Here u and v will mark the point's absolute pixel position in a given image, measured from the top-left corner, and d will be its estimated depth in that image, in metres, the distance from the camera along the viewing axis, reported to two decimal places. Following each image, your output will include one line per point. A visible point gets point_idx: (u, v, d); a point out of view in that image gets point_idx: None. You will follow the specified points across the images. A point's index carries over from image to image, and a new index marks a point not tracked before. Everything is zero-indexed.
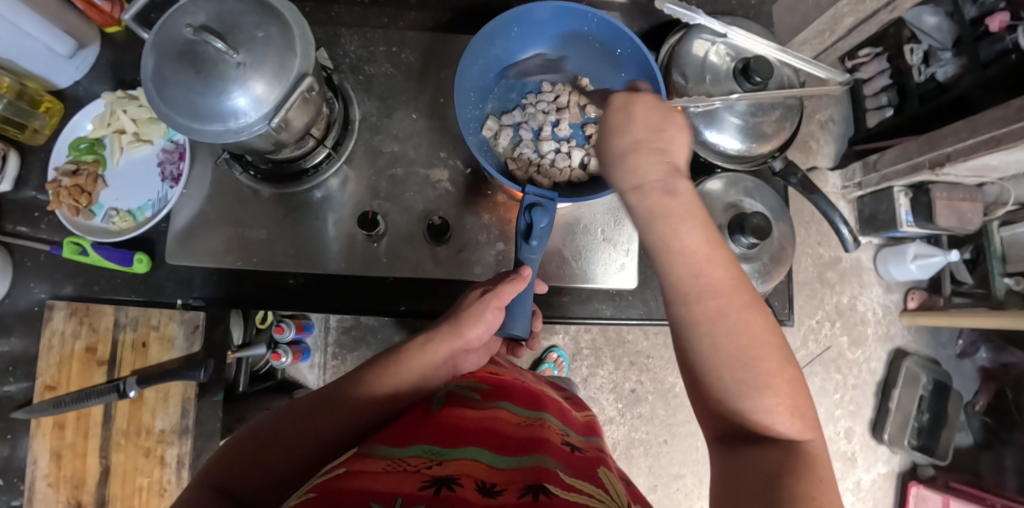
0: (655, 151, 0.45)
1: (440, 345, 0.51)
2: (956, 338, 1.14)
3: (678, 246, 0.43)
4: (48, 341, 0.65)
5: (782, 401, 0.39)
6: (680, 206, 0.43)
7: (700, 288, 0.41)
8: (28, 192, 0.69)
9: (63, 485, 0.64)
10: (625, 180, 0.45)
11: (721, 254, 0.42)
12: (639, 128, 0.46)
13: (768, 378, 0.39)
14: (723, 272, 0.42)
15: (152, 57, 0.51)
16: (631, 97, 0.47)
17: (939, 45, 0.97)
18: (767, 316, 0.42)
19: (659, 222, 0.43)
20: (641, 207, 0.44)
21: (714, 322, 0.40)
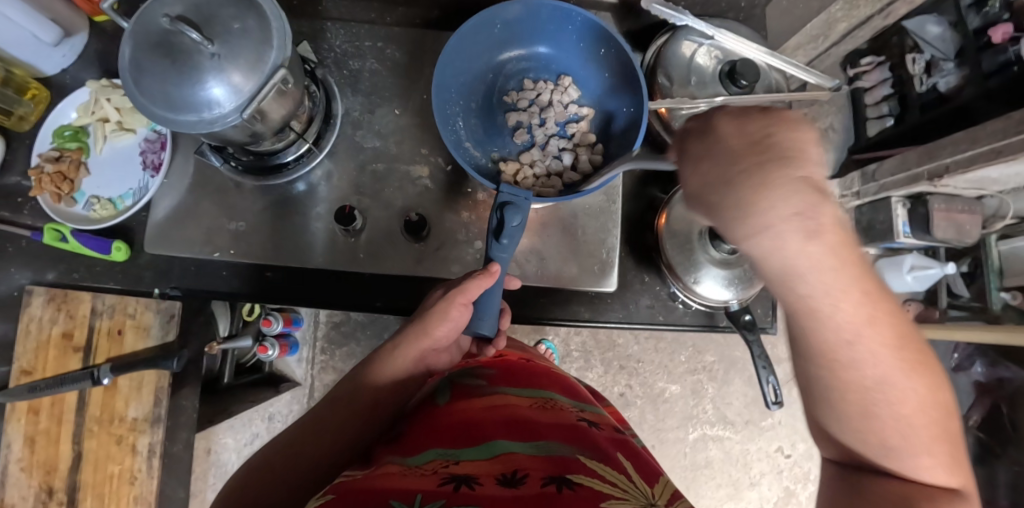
0: (781, 162, 0.29)
1: (410, 349, 0.54)
2: (951, 352, 1.12)
3: (802, 292, 0.30)
4: (25, 327, 0.66)
5: (935, 451, 0.31)
6: (821, 241, 0.28)
7: (836, 339, 0.29)
8: (12, 178, 0.69)
9: (36, 470, 0.64)
10: (733, 213, 0.30)
11: (867, 288, 0.29)
12: (733, 138, 0.32)
13: (918, 431, 0.31)
14: (876, 314, 0.29)
15: (127, 43, 0.50)
16: (709, 116, 0.33)
17: (943, 54, 0.94)
18: (922, 346, 0.31)
19: (789, 271, 0.29)
20: (760, 235, 0.29)
21: (854, 376, 0.30)
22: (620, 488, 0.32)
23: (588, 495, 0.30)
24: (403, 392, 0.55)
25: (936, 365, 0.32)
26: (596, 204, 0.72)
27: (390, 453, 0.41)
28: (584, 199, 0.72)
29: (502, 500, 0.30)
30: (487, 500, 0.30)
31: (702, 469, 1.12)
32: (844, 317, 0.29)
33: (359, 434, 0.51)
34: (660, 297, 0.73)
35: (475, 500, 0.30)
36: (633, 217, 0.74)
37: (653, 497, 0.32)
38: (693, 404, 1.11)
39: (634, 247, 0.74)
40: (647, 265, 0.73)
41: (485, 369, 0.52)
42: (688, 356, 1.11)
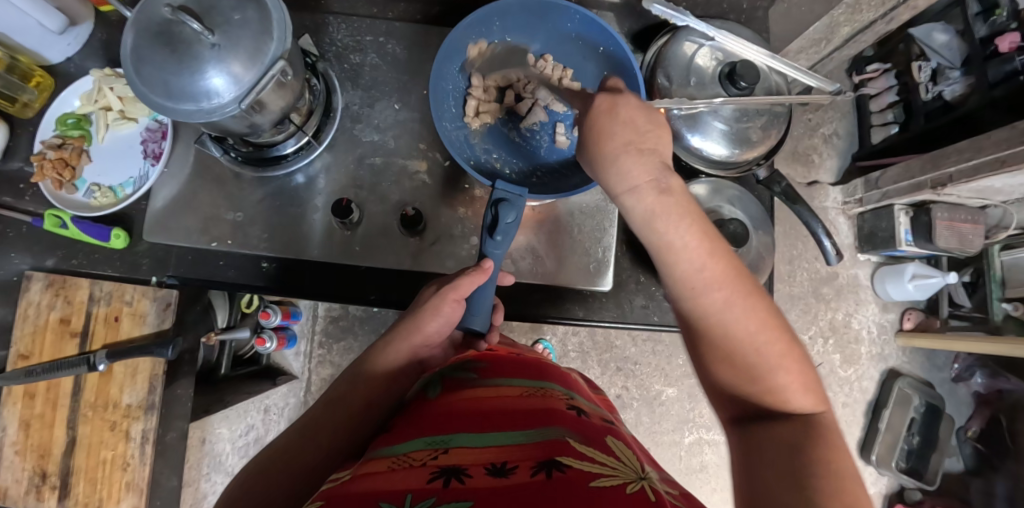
0: (646, 150, 0.45)
1: (402, 344, 0.54)
2: (951, 362, 1.11)
3: (659, 229, 0.43)
4: (23, 311, 0.66)
5: (793, 377, 0.38)
6: (666, 195, 0.43)
7: (682, 260, 0.42)
8: (15, 163, 0.70)
9: (29, 454, 0.65)
10: (602, 171, 0.46)
11: (701, 230, 0.43)
12: (625, 122, 0.45)
13: (774, 355, 0.39)
14: (710, 248, 0.42)
15: (130, 33, 0.51)
16: (615, 99, 0.46)
17: (949, 62, 0.92)
18: (763, 294, 0.42)
19: (647, 212, 0.44)
20: (625, 192, 0.45)
21: (698, 298, 0.42)
22: (613, 471, 0.33)
23: (576, 477, 0.31)
24: (398, 388, 0.54)
25: (781, 314, 0.41)
26: (593, 203, 0.72)
27: (379, 445, 0.41)
28: (581, 197, 0.72)
29: (493, 490, 0.30)
30: (479, 492, 0.30)
31: (698, 473, 1.11)
32: (683, 246, 0.42)
33: (355, 432, 0.49)
34: (655, 298, 0.73)
35: (467, 494, 0.30)
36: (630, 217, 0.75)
37: (642, 472, 0.35)
38: (689, 407, 1.11)
39: (630, 247, 0.74)
40: (643, 265, 0.73)
41: (476, 362, 0.53)
42: (685, 359, 1.11)
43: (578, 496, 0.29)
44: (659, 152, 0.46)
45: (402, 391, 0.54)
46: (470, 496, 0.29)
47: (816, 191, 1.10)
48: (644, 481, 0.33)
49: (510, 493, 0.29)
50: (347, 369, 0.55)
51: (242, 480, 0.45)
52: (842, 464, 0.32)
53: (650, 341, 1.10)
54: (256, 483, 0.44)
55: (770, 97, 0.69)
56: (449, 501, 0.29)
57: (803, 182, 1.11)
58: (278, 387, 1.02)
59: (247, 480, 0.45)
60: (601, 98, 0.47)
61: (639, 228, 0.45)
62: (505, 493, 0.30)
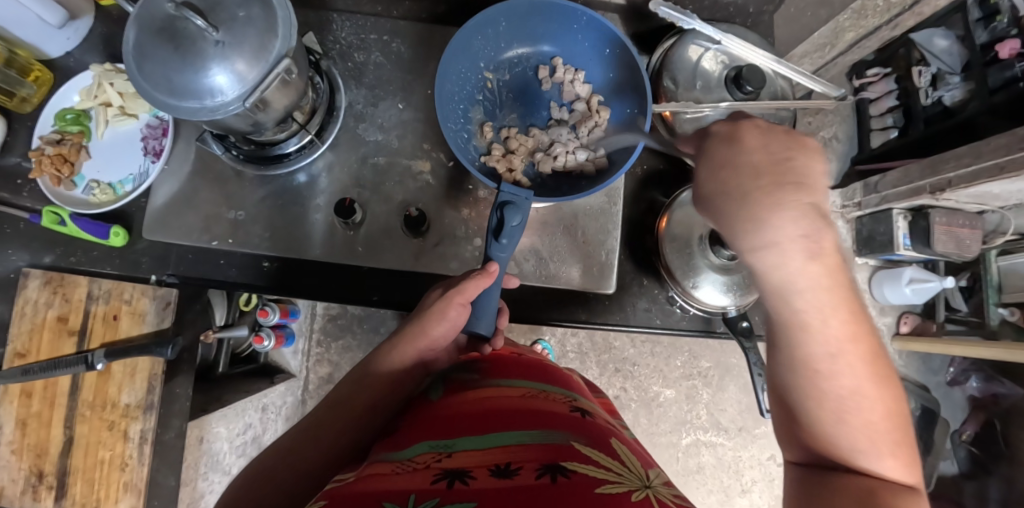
0: (788, 186, 0.34)
1: (407, 347, 0.53)
2: (947, 365, 1.12)
3: (795, 302, 0.34)
4: (21, 309, 0.66)
5: (896, 458, 0.33)
6: (817, 260, 0.33)
7: (816, 336, 0.33)
8: (11, 159, 0.69)
9: (26, 454, 0.64)
10: (741, 230, 0.34)
11: (842, 300, 0.34)
12: (755, 155, 0.35)
13: (888, 441, 0.33)
14: (852, 322, 0.33)
15: (133, 28, 0.50)
16: (742, 123, 0.37)
17: (949, 68, 0.94)
18: (886, 360, 0.34)
19: (784, 281, 0.34)
20: (761, 250, 0.34)
21: (820, 379, 0.34)
22: (618, 477, 0.33)
23: (581, 482, 0.31)
24: (401, 390, 0.54)
25: (900, 386, 0.35)
26: (597, 205, 0.72)
27: (382, 447, 0.41)
28: (585, 199, 0.72)
29: (497, 492, 0.30)
30: (482, 494, 0.30)
31: (695, 474, 1.12)
32: (824, 325, 0.33)
33: (358, 435, 0.49)
34: (657, 301, 0.73)
35: (471, 495, 0.29)
36: (633, 220, 0.74)
37: (646, 480, 0.35)
38: (687, 409, 1.11)
39: (632, 249, 0.74)
40: (646, 268, 0.73)
41: (479, 363, 0.53)
42: (684, 361, 1.11)
43: (582, 500, 0.29)
44: (812, 191, 0.34)
45: (405, 393, 0.54)
46: (474, 497, 0.29)
47: None
48: (648, 490, 0.33)
49: (514, 494, 0.29)
50: (351, 372, 0.55)
51: (245, 482, 0.45)
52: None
53: (648, 342, 1.10)
54: (259, 485, 0.44)
55: (775, 101, 0.69)
56: (453, 502, 0.29)
57: None
58: (275, 386, 1.02)
59: (246, 483, 0.44)
60: (722, 121, 0.38)
61: (765, 292, 0.35)
62: (509, 494, 0.29)
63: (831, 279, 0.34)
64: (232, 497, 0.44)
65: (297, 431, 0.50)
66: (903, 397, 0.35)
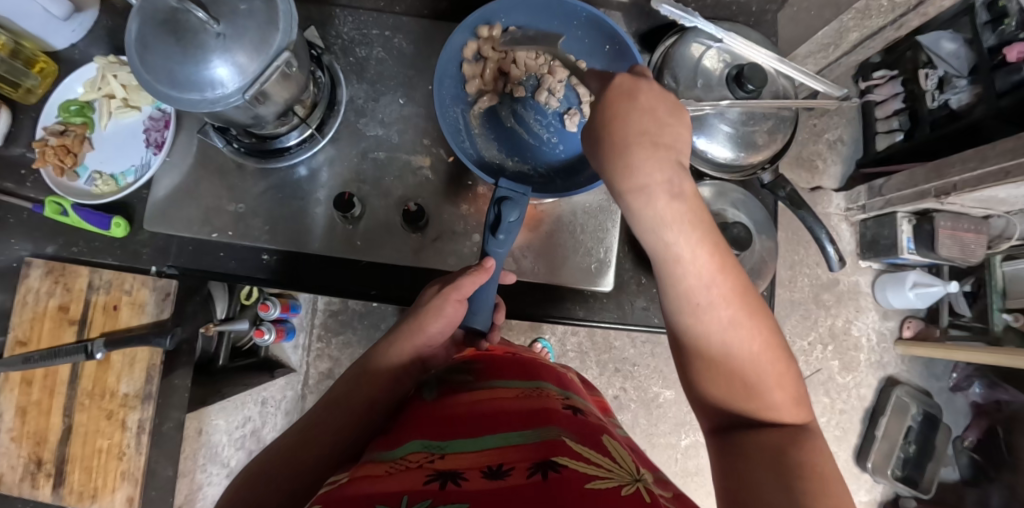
0: (659, 144, 0.40)
1: (405, 345, 0.53)
2: (950, 371, 1.11)
3: (667, 238, 0.40)
4: (22, 298, 0.67)
5: (788, 394, 0.38)
6: (679, 200, 0.40)
7: (688, 273, 0.39)
8: (16, 150, 0.69)
9: (25, 441, 0.65)
10: (620, 178, 0.41)
11: (707, 239, 0.40)
12: (641, 118, 0.41)
13: (772, 373, 0.38)
14: (718, 260, 0.39)
15: (136, 21, 0.50)
16: (637, 81, 0.42)
17: (956, 71, 0.92)
18: (756, 297, 0.40)
19: (657, 219, 0.40)
20: (633, 193, 0.40)
21: (699, 313, 0.39)
22: (611, 473, 0.33)
23: (572, 477, 0.31)
24: (398, 389, 0.54)
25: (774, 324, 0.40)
26: (597, 202, 0.72)
27: (377, 447, 0.41)
28: (585, 197, 0.72)
29: (490, 493, 0.30)
30: (473, 495, 0.29)
31: (693, 476, 1.11)
32: (692, 257, 0.39)
33: (355, 434, 0.49)
34: (655, 299, 0.72)
35: (463, 497, 0.29)
36: None
37: (637, 474, 0.35)
38: (686, 410, 1.11)
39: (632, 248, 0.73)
40: (645, 267, 0.73)
41: (474, 363, 0.53)
42: None
43: (573, 498, 0.28)
44: (674, 150, 0.41)
45: (403, 393, 0.54)
46: (466, 499, 0.29)
47: (820, 197, 1.10)
48: (638, 483, 0.33)
49: (505, 495, 0.29)
50: (348, 371, 0.55)
51: (241, 482, 0.44)
52: (822, 466, 0.32)
53: (649, 343, 1.09)
54: (255, 485, 0.43)
55: (776, 101, 0.69)
56: (445, 503, 0.29)
57: (807, 187, 1.10)
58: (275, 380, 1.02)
59: (243, 482, 0.44)
60: (623, 78, 0.43)
61: (642, 232, 0.41)
62: (502, 495, 0.29)
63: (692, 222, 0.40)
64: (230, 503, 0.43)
65: (294, 430, 0.49)
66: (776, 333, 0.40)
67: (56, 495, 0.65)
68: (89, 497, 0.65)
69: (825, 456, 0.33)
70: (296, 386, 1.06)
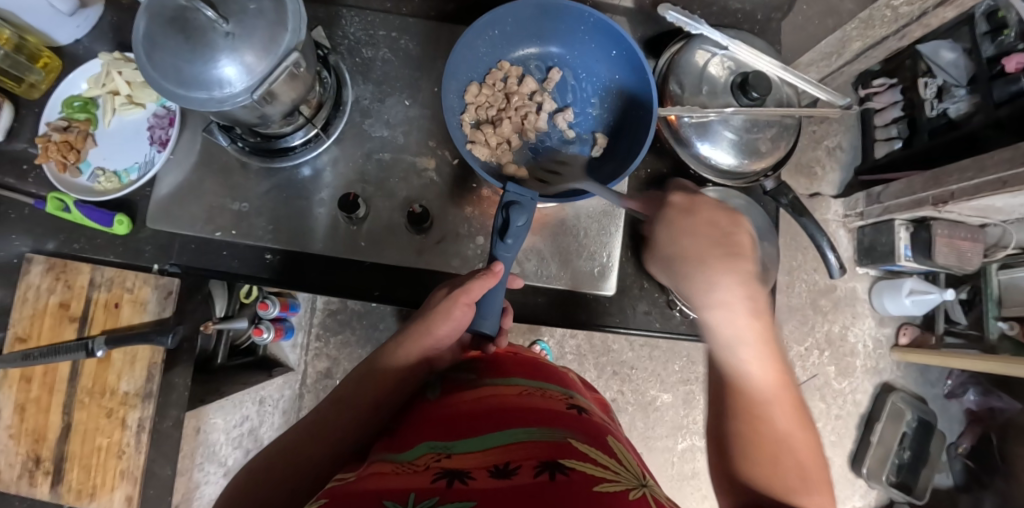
0: (732, 254, 0.41)
1: (412, 346, 0.53)
2: (945, 378, 1.12)
3: (740, 354, 0.39)
4: (23, 294, 0.66)
5: (827, 507, 0.34)
6: (757, 316, 0.39)
7: (753, 379, 0.39)
8: (18, 145, 0.69)
9: (24, 438, 0.65)
10: (695, 288, 0.42)
11: (777, 353, 0.40)
12: (709, 229, 0.43)
13: (813, 481, 0.35)
14: (780, 375, 0.39)
15: (144, 18, 0.50)
16: (694, 199, 0.46)
17: (955, 80, 0.93)
18: (807, 413, 0.39)
19: (732, 330, 0.39)
20: (711, 305, 0.40)
21: (761, 421, 0.37)
22: (616, 476, 0.33)
23: (581, 480, 0.31)
24: (403, 390, 0.53)
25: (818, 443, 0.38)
26: (602, 207, 0.72)
27: (383, 446, 0.41)
28: (589, 201, 0.72)
29: (496, 492, 0.30)
30: (481, 493, 0.30)
31: (690, 480, 1.11)
32: (762, 367, 0.39)
33: (358, 435, 0.49)
34: (658, 304, 0.73)
35: (471, 495, 0.29)
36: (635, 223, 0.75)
37: (643, 478, 0.35)
38: (684, 413, 1.11)
39: (635, 253, 0.74)
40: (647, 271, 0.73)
41: (478, 363, 0.53)
42: (683, 365, 1.11)
43: (580, 498, 0.29)
44: (748, 260, 0.41)
45: (407, 393, 0.54)
46: (473, 497, 0.29)
47: (819, 203, 1.10)
48: (645, 489, 0.33)
49: (512, 493, 0.29)
50: (353, 370, 0.55)
51: (244, 478, 0.44)
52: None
53: (647, 346, 1.10)
54: (258, 482, 0.43)
55: (780, 108, 0.69)
56: (453, 501, 0.29)
57: (807, 194, 1.11)
58: (274, 379, 1.02)
59: (247, 477, 0.44)
60: (679, 195, 0.47)
61: (712, 338, 0.41)
62: (509, 494, 0.29)
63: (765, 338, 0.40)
64: (230, 499, 0.43)
65: (297, 429, 0.49)
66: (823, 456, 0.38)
67: (54, 493, 0.64)
68: (87, 496, 0.65)
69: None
70: (293, 385, 1.07)
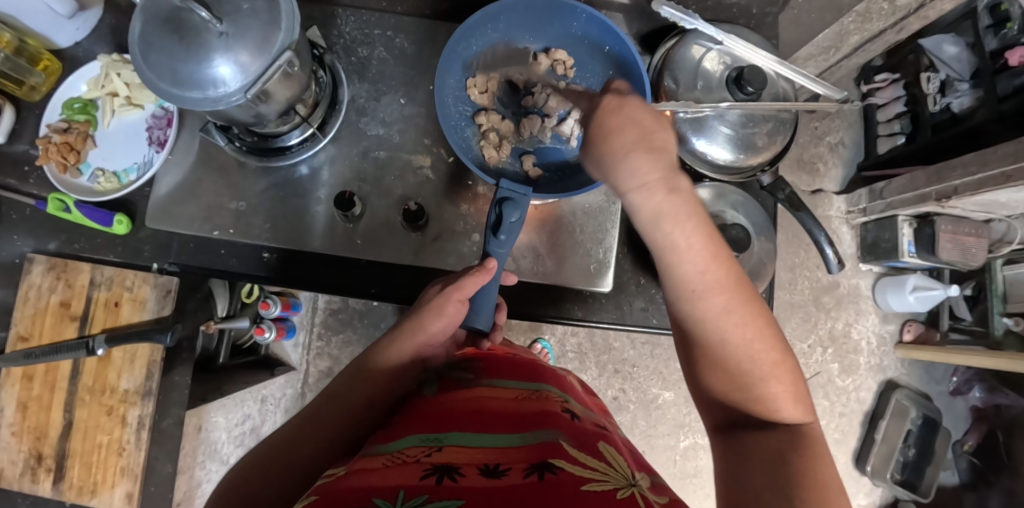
0: (654, 147, 0.42)
1: (406, 343, 0.53)
2: (950, 375, 1.10)
3: (664, 230, 0.41)
4: (25, 294, 0.67)
5: (784, 389, 0.37)
6: (676, 193, 0.41)
7: (685, 261, 0.41)
8: (20, 147, 0.70)
9: (26, 436, 0.65)
10: (615, 175, 0.43)
11: (705, 229, 0.41)
12: (631, 120, 0.43)
13: (761, 360, 0.38)
14: (712, 250, 0.41)
15: (140, 19, 0.51)
16: (622, 98, 0.44)
17: (958, 74, 0.92)
18: (748, 284, 0.41)
19: (655, 212, 0.41)
20: (635, 190, 0.42)
21: (705, 316, 0.40)
22: (606, 477, 0.33)
23: (569, 480, 0.31)
24: (397, 388, 0.54)
25: (775, 321, 0.40)
26: (597, 203, 0.72)
27: (376, 443, 0.41)
28: (585, 198, 0.72)
29: (486, 491, 0.30)
30: (470, 492, 0.30)
31: (692, 478, 1.11)
32: (700, 259, 0.40)
33: (352, 433, 0.49)
34: (655, 300, 0.73)
35: (459, 493, 0.30)
36: (632, 219, 0.74)
37: (632, 479, 0.35)
38: (685, 411, 1.11)
39: (632, 249, 0.74)
40: (644, 267, 0.73)
41: (472, 361, 0.53)
42: None
43: (568, 498, 0.29)
44: (665, 150, 0.43)
45: (402, 391, 0.54)
46: (462, 496, 0.29)
47: (822, 200, 1.10)
48: (633, 488, 0.33)
49: (501, 493, 0.29)
50: (348, 368, 0.55)
51: (238, 475, 0.45)
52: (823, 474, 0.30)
53: (648, 344, 1.10)
54: (251, 479, 0.44)
55: (777, 102, 0.69)
56: (442, 500, 0.29)
57: (807, 190, 1.11)
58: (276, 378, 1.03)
59: (242, 474, 0.45)
60: (609, 97, 0.45)
61: (645, 230, 0.43)
62: (497, 493, 0.29)
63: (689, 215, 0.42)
64: (225, 494, 0.43)
65: (292, 426, 0.50)
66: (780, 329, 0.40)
67: (56, 490, 0.65)
68: (88, 493, 0.65)
69: (819, 454, 0.32)
70: (296, 384, 1.05)
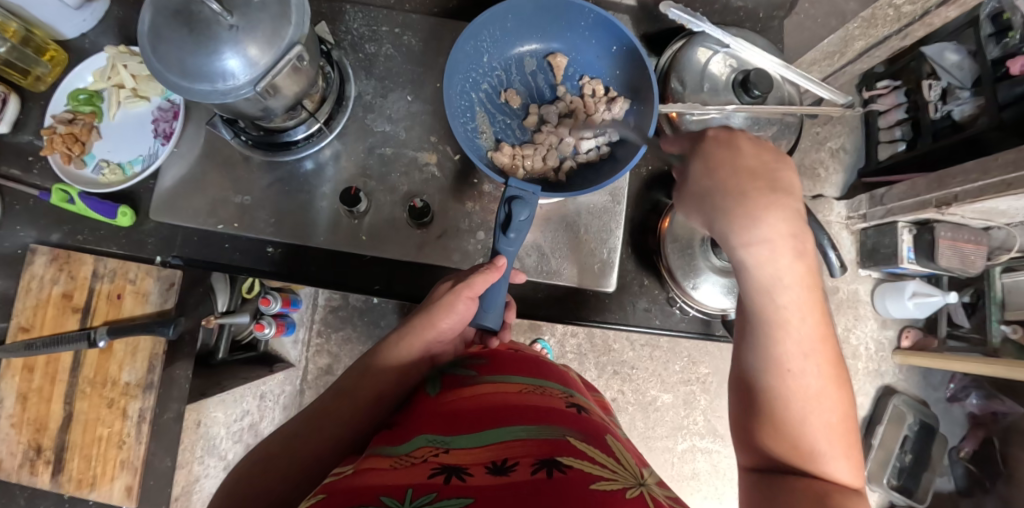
0: (777, 190, 0.42)
1: (414, 340, 0.53)
2: (948, 381, 1.11)
3: (780, 298, 0.40)
4: (26, 284, 0.67)
5: (846, 461, 0.38)
6: (802, 260, 0.40)
7: (791, 333, 0.39)
8: (24, 137, 0.70)
9: (25, 428, 0.65)
10: (733, 226, 0.42)
11: (817, 306, 0.41)
12: (747, 160, 0.44)
13: (835, 435, 0.38)
14: (824, 331, 0.40)
15: (149, 11, 0.51)
16: (734, 134, 0.46)
17: (960, 82, 0.93)
18: (841, 364, 0.40)
19: (772, 276, 0.40)
20: (754, 244, 0.41)
21: (792, 378, 0.39)
22: (613, 474, 0.33)
23: (577, 477, 0.31)
24: (405, 384, 0.53)
25: (853, 401, 0.40)
26: (602, 203, 0.72)
27: (380, 441, 0.41)
28: (589, 197, 0.72)
29: (494, 489, 0.30)
30: (478, 490, 0.30)
31: (690, 480, 1.11)
32: (803, 323, 0.40)
33: (359, 429, 0.49)
34: (657, 301, 0.73)
35: (467, 492, 0.30)
36: (635, 219, 0.75)
37: (640, 477, 0.35)
38: (684, 414, 1.11)
39: (634, 250, 0.74)
40: (647, 268, 0.73)
41: (480, 359, 0.53)
42: (684, 366, 1.11)
43: (576, 497, 0.29)
44: (793, 197, 0.42)
45: (408, 386, 0.54)
46: (470, 494, 0.29)
47: (822, 204, 1.09)
48: (643, 488, 0.33)
49: (509, 492, 0.29)
50: (353, 363, 0.55)
51: (245, 468, 0.45)
52: None
53: (648, 346, 1.10)
54: (259, 472, 0.44)
55: (782, 106, 0.69)
56: (450, 498, 0.29)
57: (810, 195, 1.10)
58: (275, 375, 1.02)
59: (249, 468, 0.45)
60: (718, 130, 0.46)
61: (752, 287, 0.41)
62: (506, 492, 0.29)
63: (809, 284, 0.41)
64: (230, 487, 0.43)
65: (298, 420, 0.50)
66: (852, 410, 0.40)
67: (54, 482, 0.65)
68: (87, 486, 0.65)
69: None
70: (294, 381, 1.08)
